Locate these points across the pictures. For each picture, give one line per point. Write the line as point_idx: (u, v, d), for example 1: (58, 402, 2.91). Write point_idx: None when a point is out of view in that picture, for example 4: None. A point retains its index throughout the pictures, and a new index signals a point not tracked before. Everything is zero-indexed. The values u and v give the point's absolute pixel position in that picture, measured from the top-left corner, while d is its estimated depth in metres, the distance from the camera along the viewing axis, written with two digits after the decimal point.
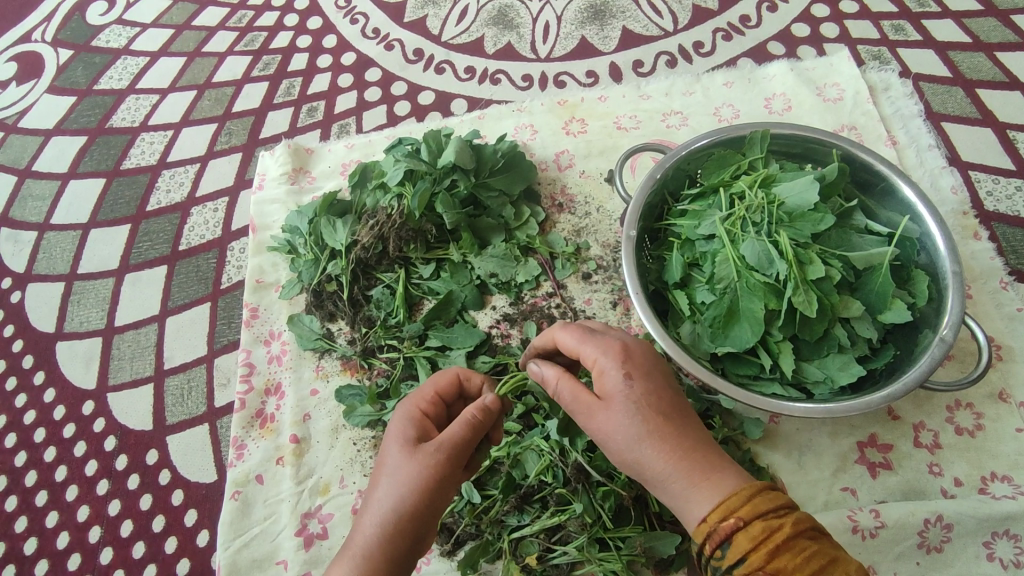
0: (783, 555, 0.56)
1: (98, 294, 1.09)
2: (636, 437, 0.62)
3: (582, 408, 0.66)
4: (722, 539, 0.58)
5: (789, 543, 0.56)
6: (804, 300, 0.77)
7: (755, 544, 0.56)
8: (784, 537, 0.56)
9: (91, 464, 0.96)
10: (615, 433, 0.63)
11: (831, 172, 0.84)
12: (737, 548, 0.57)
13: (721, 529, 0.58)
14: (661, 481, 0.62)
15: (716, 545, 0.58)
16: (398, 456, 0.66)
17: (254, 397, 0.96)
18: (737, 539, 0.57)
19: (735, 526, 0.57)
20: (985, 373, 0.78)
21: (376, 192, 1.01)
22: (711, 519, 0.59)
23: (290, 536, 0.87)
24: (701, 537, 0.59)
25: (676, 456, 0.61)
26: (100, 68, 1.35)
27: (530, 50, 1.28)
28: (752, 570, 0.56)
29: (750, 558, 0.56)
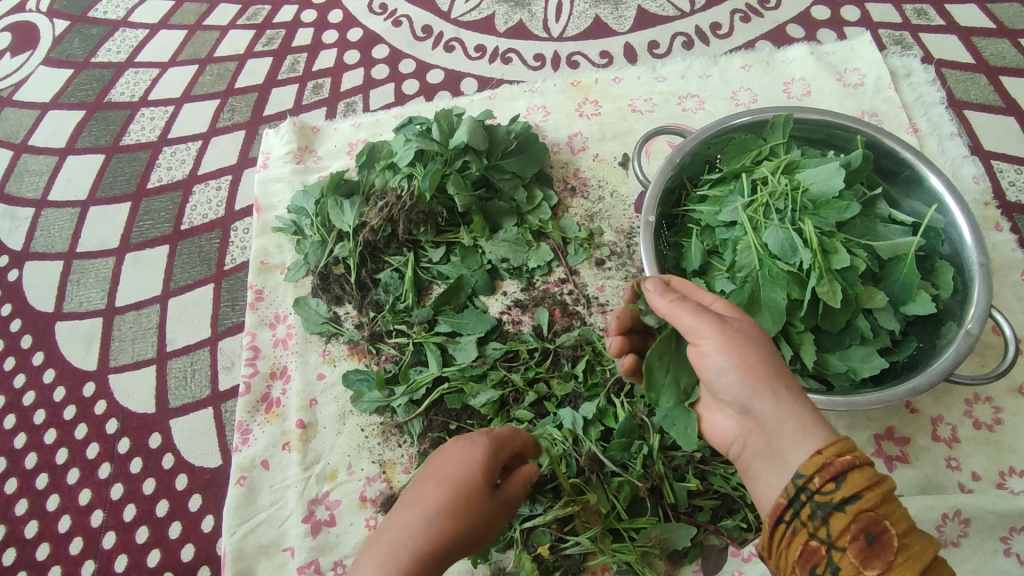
0: (892, 501, 0.53)
1: (98, 273, 1.06)
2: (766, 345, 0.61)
3: (706, 312, 0.62)
4: (838, 472, 0.53)
5: (896, 493, 0.53)
6: (829, 290, 0.75)
7: (871, 483, 0.52)
8: (895, 483, 0.53)
9: (92, 447, 0.94)
10: (744, 334, 0.61)
11: (856, 159, 0.81)
12: (853, 482, 0.52)
13: (839, 462, 0.53)
14: (786, 400, 0.58)
15: (829, 477, 0.53)
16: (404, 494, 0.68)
17: (259, 381, 0.94)
18: (853, 474, 0.53)
19: (852, 462, 0.53)
20: (1011, 367, 0.76)
21: (385, 173, 0.98)
22: (829, 451, 0.54)
23: (297, 522, 0.86)
24: (813, 469, 0.54)
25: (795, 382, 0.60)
26: (98, 40, 1.31)
27: (542, 29, 1.24)
28: (866, 509, 0.51)
29: (866, 495, 0.52)
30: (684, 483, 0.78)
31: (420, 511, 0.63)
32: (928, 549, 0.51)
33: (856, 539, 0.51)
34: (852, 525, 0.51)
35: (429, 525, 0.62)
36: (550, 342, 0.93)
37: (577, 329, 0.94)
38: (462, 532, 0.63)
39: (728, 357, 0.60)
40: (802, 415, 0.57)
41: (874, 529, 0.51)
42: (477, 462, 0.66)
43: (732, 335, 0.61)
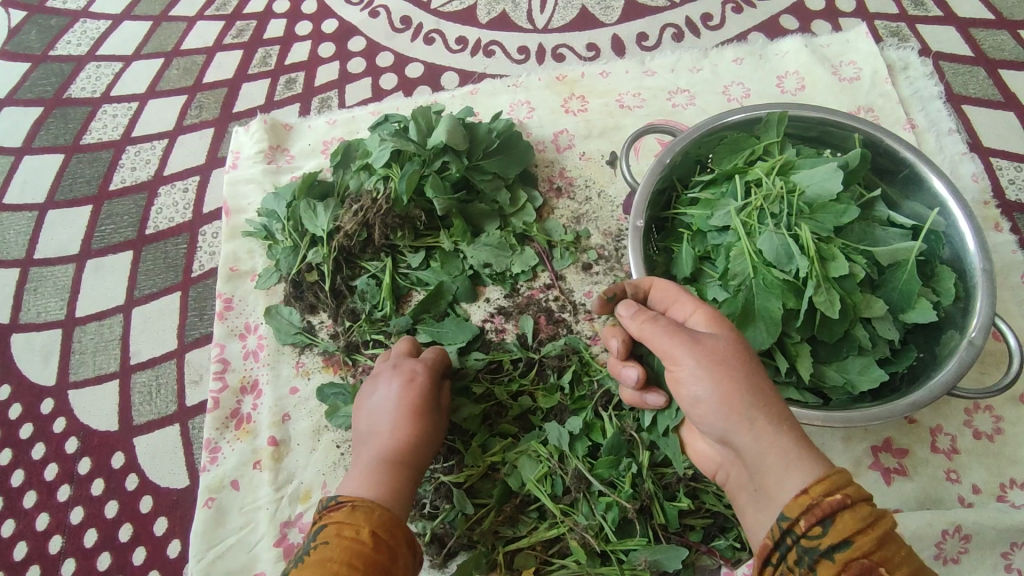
0: (889, 544, 0.49)
1: (57, 282, 1.00)
2: (744, 367, 0.58)
3: (681, 332, 0.60)
4: (825, 514, 0.50)
5: (893, 534, 0.50)
6: (826, 300, 0.71)
7: (864, 527, 0.49)
8: (889, 526, 0.50)
9: (51, 467, 0.89)
10: (721, 356, 0.58)
11: (855, 159, 0.77)
12: (843, 527, 0.49)
13: (826, 504, 0.50)
14: (764, 430, 0.55)
15: (816, 520, 0.50)
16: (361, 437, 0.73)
17: (229, 396, 0.89)
18: (842, 517, 0.49)
19: (842, 504, 0.50)
20: (1015, 379, 0.73)
21: (360, 174, 0.92)
22: (815, 490, 0.51)
23: (268, 546, 0.81)
24: (799, 511, 0.51)
25: (779, 408, 0.56)
26: (57, 32, 1.24)
27: (526, 20, 1.19)
28: (858, 556, 0.48)
29: (858, 540, 0.49)
30: (675, 502, 0.75)
31: (383, 425, 0.69)
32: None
33: None
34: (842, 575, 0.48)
35: (402, 430, 0.69)
36: (537, 352, 0.88)
37: (564, 338, 0.90)
38: (427, 435, 0.70)
39: (703, 386, 0.57)
40: (784, 447, 0.54)
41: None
42: (410, 377, 0.73)
43: (706, 361, 0.58)
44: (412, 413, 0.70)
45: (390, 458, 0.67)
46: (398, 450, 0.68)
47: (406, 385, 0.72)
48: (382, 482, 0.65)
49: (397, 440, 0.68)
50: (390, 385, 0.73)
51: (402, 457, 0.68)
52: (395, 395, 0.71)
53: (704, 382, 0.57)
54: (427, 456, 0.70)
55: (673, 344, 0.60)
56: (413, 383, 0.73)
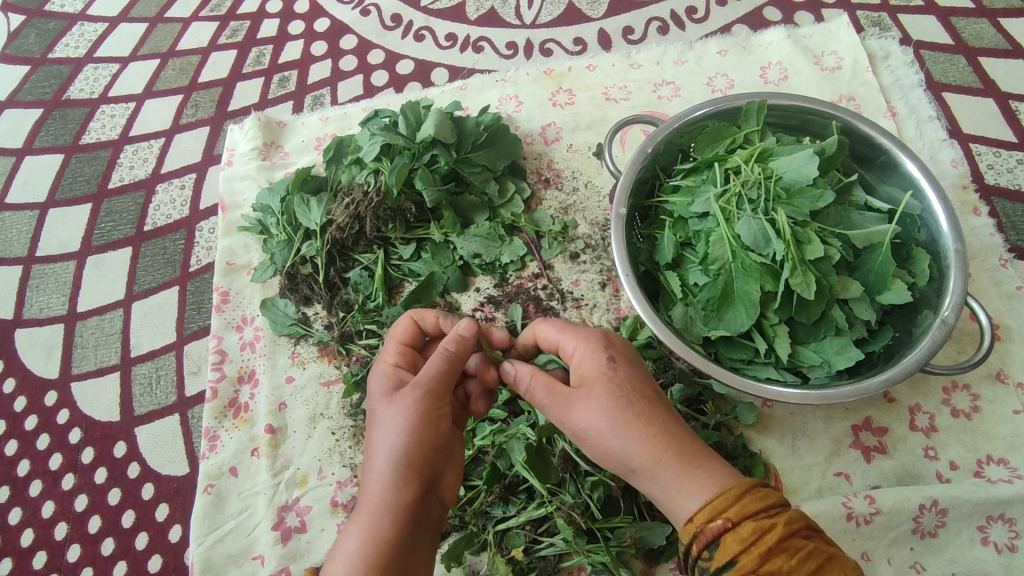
0: (775, 555, 0.53)
1: (59, 278, 1.03)
2: (617, 421, 0.61)
3: (557, 395, 0.64)
4: (709, 540, 0.56)
5: (780, 545, 0.54)
6: (802, 282, 0.73)
7: (745, 546, 0.54)
8: (776, 539, 0.54)
9: (55, 457, 0.91)
10: (594, 421, 0.62)
11: (831, 145, 0.79)
12: (726, 550, 0.55)
13: (709, 530, 0.56)
14: (644, 473, 0.61)
15: (703, 545, 0.56)
16: (393, 419, 0.64)
17: (226, 386, 0.91)
18: (725, 540, 0.55)
19: (723, 527, 0.55)
20: (987, 356, 0.75)
21: (351, 168, 0.95)
22: (697, 519, 0.57)
23: (267, 530, 0.84)
24: (689, 537, 0.57)
25: (661, 448, 0.61)
26: (55, 35, 1.26)
27: (514, 16, 1.21)
28: (742, 574, 0.54)
29: (741, 560, 0.54)
30: None
31: (391, 444, 0.63)
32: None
33: None
34: None
35: (381, 450, 0.64)
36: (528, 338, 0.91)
37: None
38: (414, 442, 0.63)
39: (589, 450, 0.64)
40: (662, 482, 0.60)
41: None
42: (390, 386, 0.68)
43: (577, 429, 0.63)
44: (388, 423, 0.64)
45: (375, 497, 0.62)
46: (384, 486, 0.62)
47: (388, 391, 0.67)
48: (364, 540, 0.61)
49: (381, 471, 0.63)
50: (377, 392, 0.68)
51: (385, 485, 0.62)
52: (379, 408, 0.66)
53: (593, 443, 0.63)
54: (423, 469, 0.64)
55: (552, 412, 0.65)
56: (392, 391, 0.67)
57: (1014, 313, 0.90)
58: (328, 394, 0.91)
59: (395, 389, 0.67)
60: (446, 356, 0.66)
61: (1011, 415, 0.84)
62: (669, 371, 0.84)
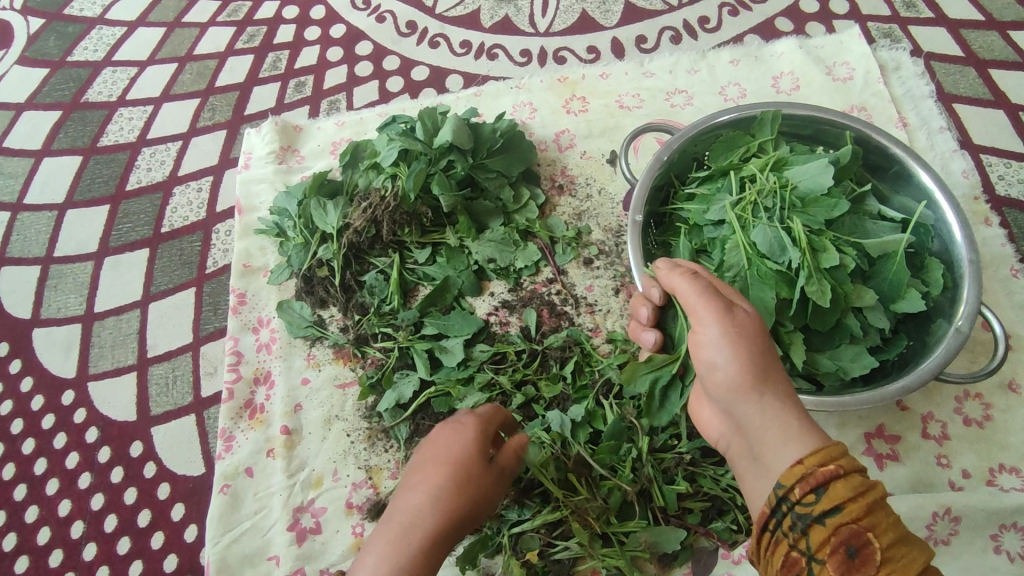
0: (879, 511, 0.50)
1: (76, 278, 1.04)
2: (764, 347, 0.60)
3: (715, 296, 0.62)
4: (818, 482, 0.51)
5: (884, 503, 0.50)
6: (818, 289, 0.74)
7: (855, 494, 0.50)
8: (880, 495, 0.50)
9: (72, 456, 0.92)
10: (739, 331, 0.60)
11: (846, 155, 0.80)
12: (834, 494, 0.50)
13: (821, 472, 0.51)
14: (772, 404, 0.57)
15: (810, 488, 0.51)
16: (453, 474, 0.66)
17: (242, 387, 0.92)
18: (835, 485, 0.50)
19: (835, 473, 0.51)
20: (1001, 365, 0.76)
21: (368, 173, 0.96)
22: (810, 460, 0.52)
23: (282, 530, 0.84)
24: (794, 478, 0.52)
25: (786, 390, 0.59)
26: (75, 38, 1.28)
27: (528, 24, 1.22)
28: (847, 521, 0.49)
29: (849, 507, 0.49)
30: (674, 486, 0.78)
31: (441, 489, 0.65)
32: (914, 560, 0.48)
33: (835, 552, 0.48)
34: (831, 537, 0.49)
35: (426, 494, 0.65)
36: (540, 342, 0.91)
37: (566, 330, 0.93)
38: (462, 505, 0.65)
39: (724, 353, 0.59)
40: (788, 420, 0.56)
41: (857, 541, 0.48)
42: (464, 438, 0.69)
43: (738, 324, 0.60)
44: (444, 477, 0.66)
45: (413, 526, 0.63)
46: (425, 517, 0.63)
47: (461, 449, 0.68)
48: (388, 555, 0.61)
49: (422, 504, 0.64)
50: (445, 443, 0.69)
51: (427, 521, 0.63)
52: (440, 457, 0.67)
53: (721, 351, 0.60)
54: (461, 529, 0.65)
55: (702, 309, 0.62)
56: (462, 441, 0.68)
57: None
58: (343, 396, 0.92)
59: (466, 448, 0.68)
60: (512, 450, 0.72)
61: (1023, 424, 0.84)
62: None
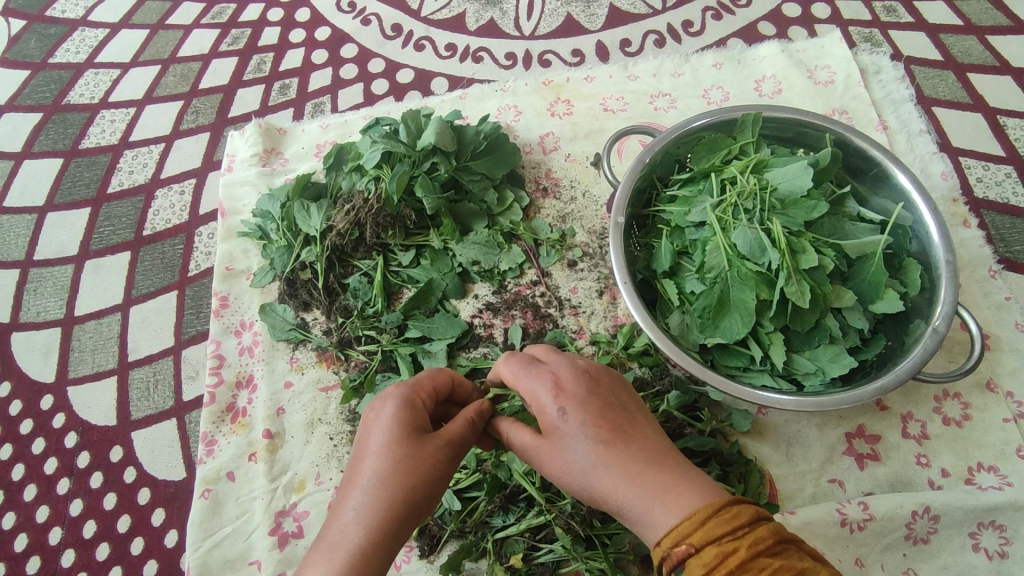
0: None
1: (56, 282, 1.03)
2: (585, 460, 0.59)
3: (532, 450, 0.64)
4: (676, 563, 0.53)
5: (745, 567, 0.50)
6: (796, 291, 0.75)
7: (708, 570, 0.51)
8: (739, 561, 0.51)
9: (50, 462, 0.91)
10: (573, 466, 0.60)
11: (824, 157, 0.81)
12: (691, 573, 0.52)
13: (674, 555, 0.53)
14: (626, 510, 0.58)
15: (670, 569, 0.53)
16: (392, 452, 0.59)
17: (224, 391, 0.91)
18: (690, 564, 0.52)
19: (687, 552, 0.52)
20: (977, 365, 0.76)
21: (352, 175, 0.96)
22: (664, 544, 0.54)
23: (263, 535, 0.84)
24: (658, 560, 0.54)
25: (631, 483, 0.57)
26: (56, 40, 1.27)
27: (513, 27, 1.23)
28: None
29: None
30: None
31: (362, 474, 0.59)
32: None
33: None
34: None
35: (392, 475, 0.58)
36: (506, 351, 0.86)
37: (550, 332, 0.93)
38: (418, 489, 0.58)
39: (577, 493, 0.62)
40: (641, 511, 0.57)
41: None
42: (418, 417, 0.63)
43: (563, 470, 0.61)
44: (395, 459, 0.59)
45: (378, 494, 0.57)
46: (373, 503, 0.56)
47: (414, 423, 0.62)
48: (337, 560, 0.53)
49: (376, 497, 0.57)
50: (388, 422, 0.62)
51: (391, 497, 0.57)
52: (377, 440, 0.60)
53: (572, 490, 0.61)
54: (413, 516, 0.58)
55: (535, 463, 0.64)
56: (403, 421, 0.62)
57: (1003, 323, 0.91)
58: (326, 400, 0.92)
59: (419, 424, 0.63)
60: (473, 417, 0.66)
61: (1001, 423, 0.85)
62: (666, 379, 0.87)
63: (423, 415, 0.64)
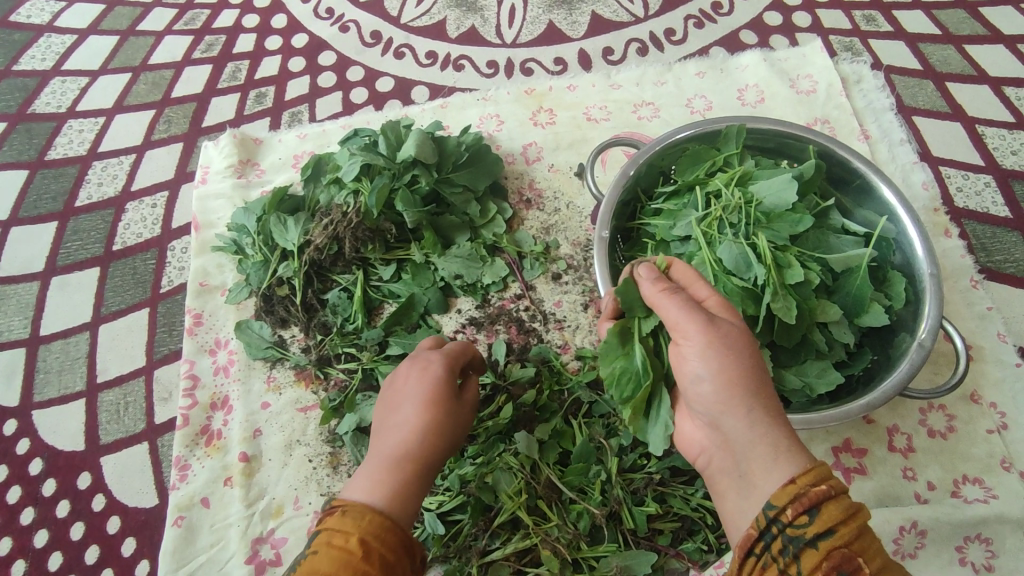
0: (870, 537, 0.50)
1: (21, 300, 0.99)
2: (749, 353, 0.60)
3: (698, 311, 0.61)
4: (812, 504, 0.51)
5: (871, 530, 0.51)
6: (783, 306, 0.73)
7: (846, 517, 0.50)
8: (870, 520, 0.51)
9: (15, 490, 0.87)
10: (713, 348, 0.59)
11: (808, 169, 0.80)
12: (828, 515, 0.50)
13: (812, 493, 0.51)
14: (758, 421, 0.57)
15: (802, 508, 0.51)
16: (423, 395, 0.66)
17: (198, 413, 0.88)
18: (828, 506, 0.51)
19: (828, 493, 0.51)
20: (962, 378, 0.76)
21: (330, 188, 0.93)
22: (802, 480, 0.53)
23: (239, 564, 0.81)
24: (785, 500, 0.52)
25: (772, 409, 0.58)
26: (21, 46, 1.22)
27: (495, 35, 1.21)
28: (840, 544, 0.49)
29: (841, 530, 0.50)
30: (643, 508, 0.77)
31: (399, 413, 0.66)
32: None
33: None
34: (824, 562, 0.48)
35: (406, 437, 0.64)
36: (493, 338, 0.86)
37: (534, 347, 0.91)
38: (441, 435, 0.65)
39: (707, 363, 0.59)
40: (775, 438, 0.57)
41: (848, 567, 0.48)
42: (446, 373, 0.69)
43: (729, 348, 0.59)
44: (429, 402, 0.66)
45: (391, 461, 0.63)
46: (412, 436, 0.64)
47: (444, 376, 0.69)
48: (380, 481, 0.61)
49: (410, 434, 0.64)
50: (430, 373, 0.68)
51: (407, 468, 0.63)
52: (417, 391, 0.67)
53: (704, 364, 0.60)
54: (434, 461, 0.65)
55: (687, 323, 0.61)
56: (428, 389, 0.67)
57: (986, 334, 0.92)
58: (305, 420, 0.89)
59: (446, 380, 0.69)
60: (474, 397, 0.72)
61: (985, 434, 0.85)
62: None
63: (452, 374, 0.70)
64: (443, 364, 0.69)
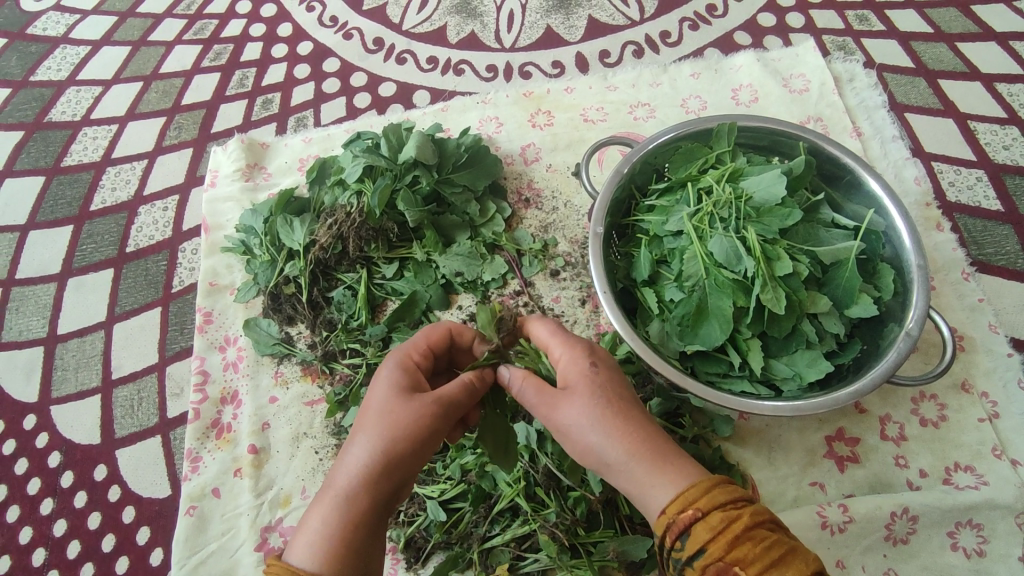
0: (744, 543, 0.53)
1: (39, 301, 1.03)
2: (602, 414, 0.60)
3: (544, 394, 0.63)
4: (681, 531, 0.55)
5: (748, 533, 0.53)
6: (772, 297, 0.76)
7: (713, 535, 0.53)
8: (742, 528, 0.53)
9: (34, 482, 0.91)
10: (580, 418, 0.60)
11: (798, 165, 0.82)
12: (696, 538, 0.54)
13: (680, 521, 0.55)
14: (622, 472, 0.59)
15: (675, 536, 0.55)
16: (387, 402, 0.62)
17: (209, 407, 0.91)
18: (695, 530, 0.54)
19: (693, 518, 0.55)
20: (950, 366, 0.78)
21: (334, 189, 0.97)
22: (670, 511, 0.56)
23: (249, 551, 0.84)
24: (662, 530, 0.56)
25: (635, 446, 0.59)
26: (37, 58, 1.27)
27: (494, 40, 1.24)
28: (712, 561, 0.53)
29: (710, 548, 0.53)
30: None
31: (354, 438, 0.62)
32: None
33: None
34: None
35: (359, 464, 0.60)
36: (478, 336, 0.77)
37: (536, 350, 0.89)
38: (407, 448, 0.61)
39: (572, 443, 0.61)
40: (640, 479, 0.58)
41: None
42: (409, 381, 0.64)
43: (582, 422, 0.60)
44: (391, 413, 0.61)
45: (338, 496, 0.59)
46: (362, 458, 0.60)
47: (407, 383, 0.64)
48: (325, 519, 0.58)
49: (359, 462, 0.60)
50: (389, 381, 0.64)
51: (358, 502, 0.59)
52: (376, 406, 0.63)
53: (573, 441, 0.61)
54: (392, 483, 0.61)
55: (541, 411, 0.63)
56: (396, 399, 0.62)
57: (977, 324, 0.93)
58: (311, 414, 0.92)
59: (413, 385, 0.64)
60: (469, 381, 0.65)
61: (976, 423, 0.87)
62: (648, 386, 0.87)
63: (420, 377, 0.66)
64: (410, 372, 0.65)
